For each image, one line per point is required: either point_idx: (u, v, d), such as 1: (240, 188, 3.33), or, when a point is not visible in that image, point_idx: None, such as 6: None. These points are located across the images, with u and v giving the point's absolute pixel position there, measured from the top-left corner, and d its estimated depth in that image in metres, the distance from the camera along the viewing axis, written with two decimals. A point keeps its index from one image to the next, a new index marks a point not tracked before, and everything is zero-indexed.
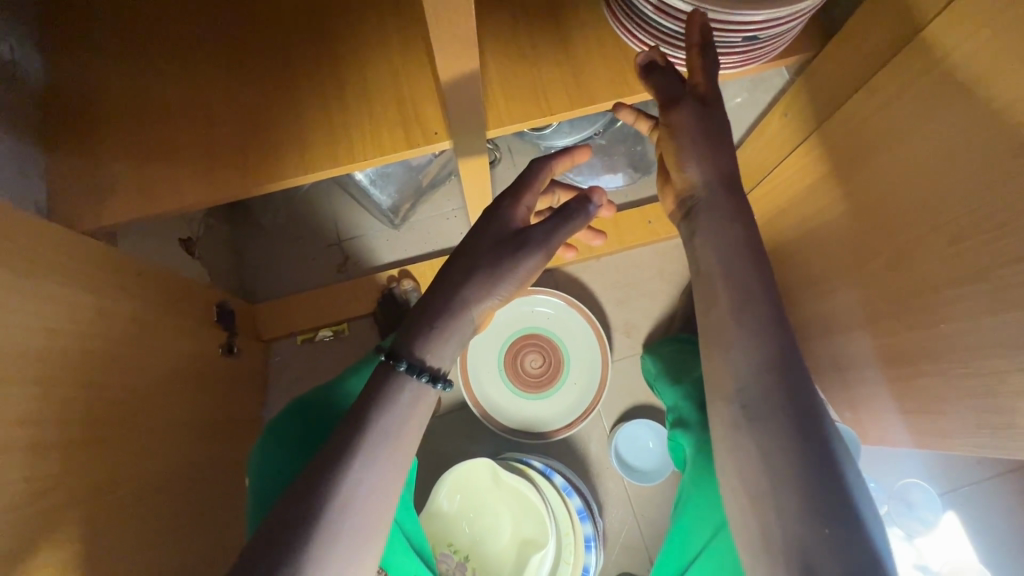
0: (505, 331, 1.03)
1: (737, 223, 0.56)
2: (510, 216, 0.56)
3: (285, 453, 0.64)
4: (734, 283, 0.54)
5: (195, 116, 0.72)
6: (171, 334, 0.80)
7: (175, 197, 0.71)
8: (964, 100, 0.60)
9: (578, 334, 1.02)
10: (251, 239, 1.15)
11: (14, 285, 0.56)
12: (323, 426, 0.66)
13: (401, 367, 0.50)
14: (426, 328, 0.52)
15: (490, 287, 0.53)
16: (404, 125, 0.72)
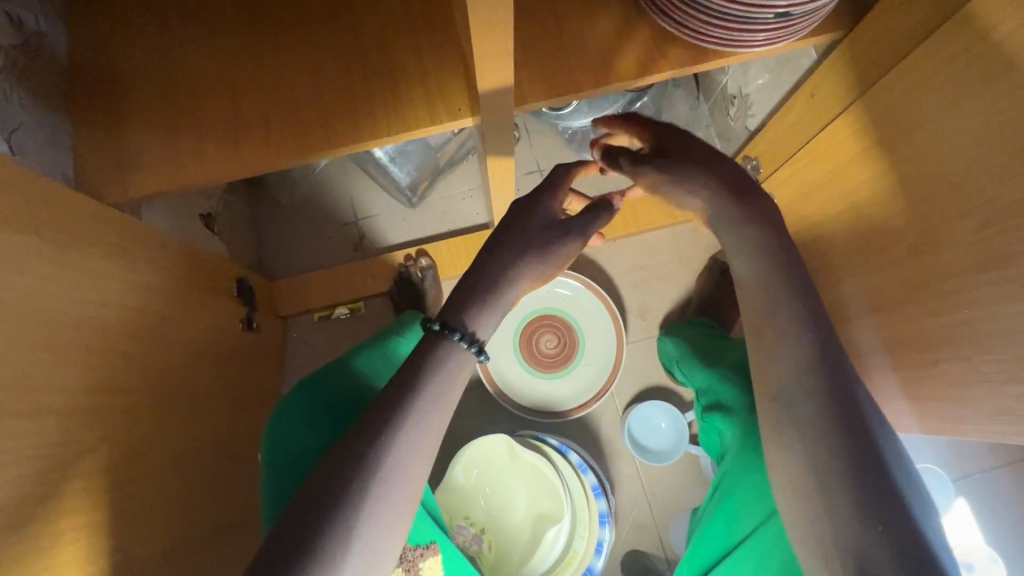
0: (520, 312, 1.04)
1: (767, 228, 0.59)
2: (550, 208, 0.60)
3: (297, 426, 0.65)
4: (771, 287, 0.57)
5: (218, 87, 0.72)
6: (193, 308, 0.82)
7: (199, 171, 0.71)
8: (999, 81, 0.58)
9: (595, 316, 1.02)
10: (270, 216, 1.16)
11: (43, 258, 0.57)
12: (334, 400, 0.67)
13: (455, 337, 0.52)
14: (451, 307, 0.53)
15: (531, 269, 0.56)
16: (427, 101, 0.72)
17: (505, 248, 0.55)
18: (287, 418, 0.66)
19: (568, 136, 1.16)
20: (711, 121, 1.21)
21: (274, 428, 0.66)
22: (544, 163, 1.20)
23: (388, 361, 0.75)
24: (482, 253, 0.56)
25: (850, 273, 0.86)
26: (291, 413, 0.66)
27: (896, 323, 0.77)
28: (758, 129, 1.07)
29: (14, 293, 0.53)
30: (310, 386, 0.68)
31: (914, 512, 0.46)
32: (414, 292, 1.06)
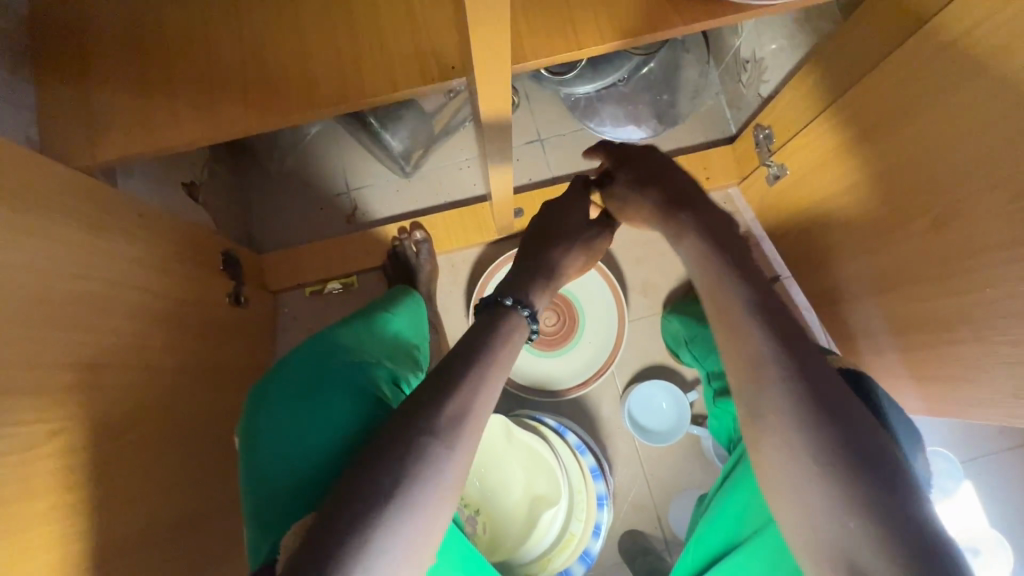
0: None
1: (705, 237, 0.60)
2: (580, 212, 0.69)
3: (279, 401, 0.62)
4: (716, 289, 0.56)
5: (192, 40, 0.67)
6: (175, 280, 0.78)
7: (173, 134, 0.66)
8: None
9: (596, 295, 0.99)
10: (257, 184, 1.11)
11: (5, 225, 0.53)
12: (317, 368, 0.63)
13: (524, 313, 0.56)
14: (513, 287, 0.59)
15: (563, 262, 0.65)
16: (418, 58, 0.66)
17: (547, 246, 0.65)
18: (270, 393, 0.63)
19: (571, 103, 1.10)
20: (723, 88, 1.14)
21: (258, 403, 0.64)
22: (544, 132, 1.15)
23: (378, 335, 0.70)
24: (528, 251, 0.65)
25: (867, 248, 0.82)
26: (275, 388, 0.64)
27: (926, 297, 0.74)
28: (771, 96, 0.99)
29: None
30: (295, 361, 0.65)
31: (903, 507, 0.40)
32: (409, 266, 1.02)
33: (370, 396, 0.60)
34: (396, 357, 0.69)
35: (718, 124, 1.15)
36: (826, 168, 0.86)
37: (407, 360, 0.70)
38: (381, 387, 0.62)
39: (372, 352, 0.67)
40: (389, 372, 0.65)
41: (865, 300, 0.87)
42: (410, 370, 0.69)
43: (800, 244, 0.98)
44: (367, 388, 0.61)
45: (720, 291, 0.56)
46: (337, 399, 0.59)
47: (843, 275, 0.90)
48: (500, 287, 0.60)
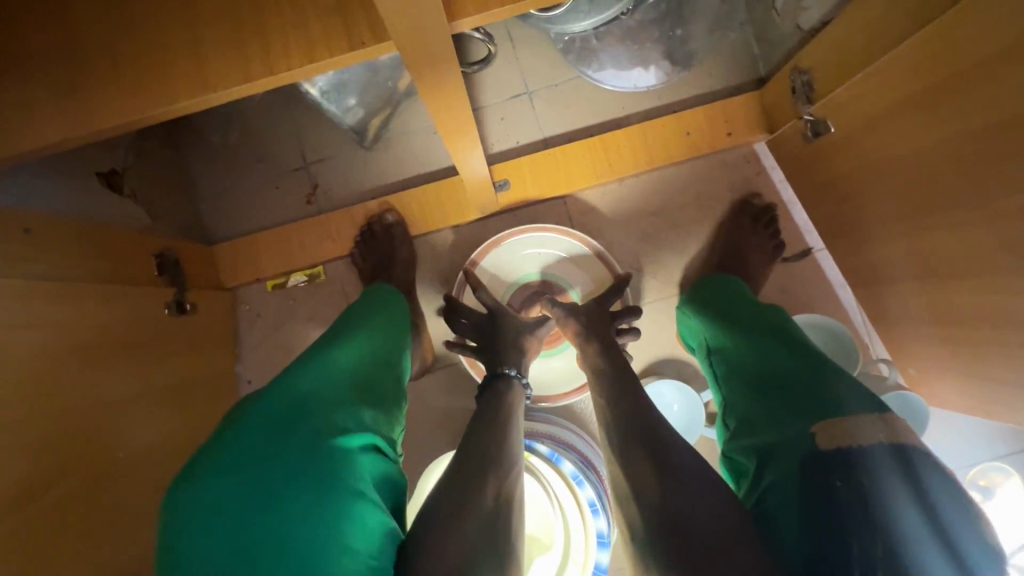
0: (507, 279, 0.88)
1: (591, 343, 0.69)
2: (531, 326, 0.75)
3: (221, 472, 0.44)
4: (609, 396, 0.61)
5: (47, 9, 0.53)
6: (90, 300, 0.66)
7: (32, 129, 0.53)
8: None
9: (596, 277, 0.87)
10: (199, 164, 0.95)
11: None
12: (284, 431, 0.47)
13: (511, 372, 0.66)
14: (501, 364, 0.68)
15: (526, 347, 0.72)
16: (340, 14, 0.50)
17: (523, 337, 0.73)
18: (202, 489, 0.43)
19: (564, 44, 0.89)
20: (750, 16, 0.93)
21: (182, 493, 0.44)
22: (533, 83, 0.95)
23: (348, 385, 0.55)
24: (499, 349, 0.70)
25: (922, 229, 0.67)
26: (200, 484, 0.44)
27: (998, 296, 0.59)
28: (810, 31, 0.80)
29: None
30: (233, 436, 0.47)
31: None
32: (381, 254, 0.87)
33: (354, 485, 0.45)
34: (377, 406, 0.56)
35: (742, 62, 0.94)
36: (879, 126, 0.68)
37: (384, 412, 0.57)
38: (365, 469, 0.48)
39: (344, 413, 0.52)
40: (371, 441, 0.51)
41: (918, 287, 0.72)
42: (388, 427, 0.56)
43: (841, 215, 0.81)
44: (351, 475, 0.45)
45: (610, 401, 0.60)
46: (306, 495, 0.43)
47: (884, 260, 0.76)
48: (491, 363, 0.69)
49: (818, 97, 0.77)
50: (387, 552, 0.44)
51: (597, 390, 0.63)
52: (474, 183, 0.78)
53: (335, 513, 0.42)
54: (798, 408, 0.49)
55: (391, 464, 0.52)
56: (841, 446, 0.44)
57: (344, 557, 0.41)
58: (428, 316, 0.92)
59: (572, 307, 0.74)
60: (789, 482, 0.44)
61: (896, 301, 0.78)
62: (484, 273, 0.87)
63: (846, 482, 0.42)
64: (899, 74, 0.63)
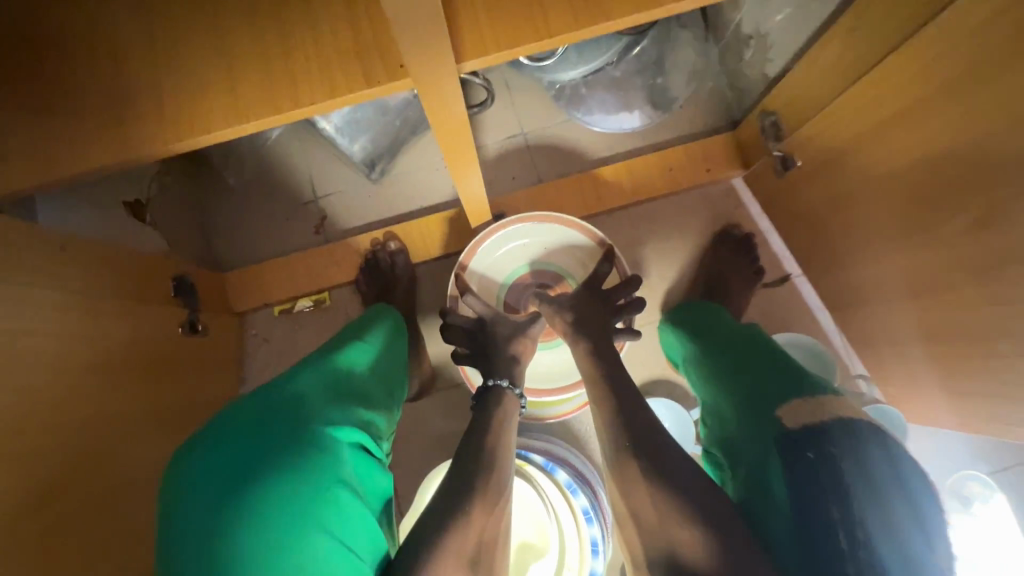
0: (504, 273, 0.89)
1: (581, 342, 0.71)
2: (524, 330, 0.78)
3: (211, 453, 0.48)
4: (599, 396, 0.63)
5: (96, 54, 0.59)
6: (112, 317, 0.70)
7: (84, 158, 0.60)
8: None
9: (583, 257, 0.88)
10: (216, 198, 1.02)
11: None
12: (275, 419, 0.51)
13: (504, 382, 0.70)
14: (495, 374, 0.71)
15: (520, 353, 0.75)
16: (361, 58, 0.57)
17: (515, 342, 0.76)
18: (194, 469, 0.47)
19: (556, 91, 0.99)
20: (723, 68, 1.03)
21: (179, 471, 0.47)
22: (527, 125, 1.04)
23: (338, 384, 0.59)
24: (495, 358, 0.73)
25: (883, 251, 0.73)
26: (188, 470, 0.47)
27: (957, 310, 0.65)
28: (774, 80, 0.89)
29: None
30: (223, 425, 0.50)
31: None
32: (384, 280, 0.92)
33: (333, 474, 0.48)
34: (366, 406, 0.60)
35: (717, 107, 1.03)
36: (840, 160, 0.75)
37: (372, 413, 0.60)
38: (347, 459, 0.51)
39: (332, 409, 0.55)
40: (358, 437, 0.54)
41: (886, 307, 0.78)
42: (374, 427, 0.59)
43: (813, 242, 0.88)
44: (334, 464, 0.49)
45: (606, 404, 0.62)
46: (288, 477, 0.46)
47: (854, 283, 0.82)
48: (485, 370, 0.72)
49: (785, 136, 0.86)
50: (363, 542, 0.47)
51: (591, 394, 0.65)
52: (474, 201, 0.80)
53: (325, 501, 0.46)
54: (771, 398, 0.55)
55: (375, 461, 0.55)
56: (813, 424, 0.50)
57: (322, 539, 0.44)
58: (427, 338, 0.96)
59: (562, 305, 0.76)
60: (769, 466, 0.50)
61: (867, 320, 0.83)
62: (475, 275, 0.87)
63: (818, 455, 0.48)
64: (854, 115, 0.71)
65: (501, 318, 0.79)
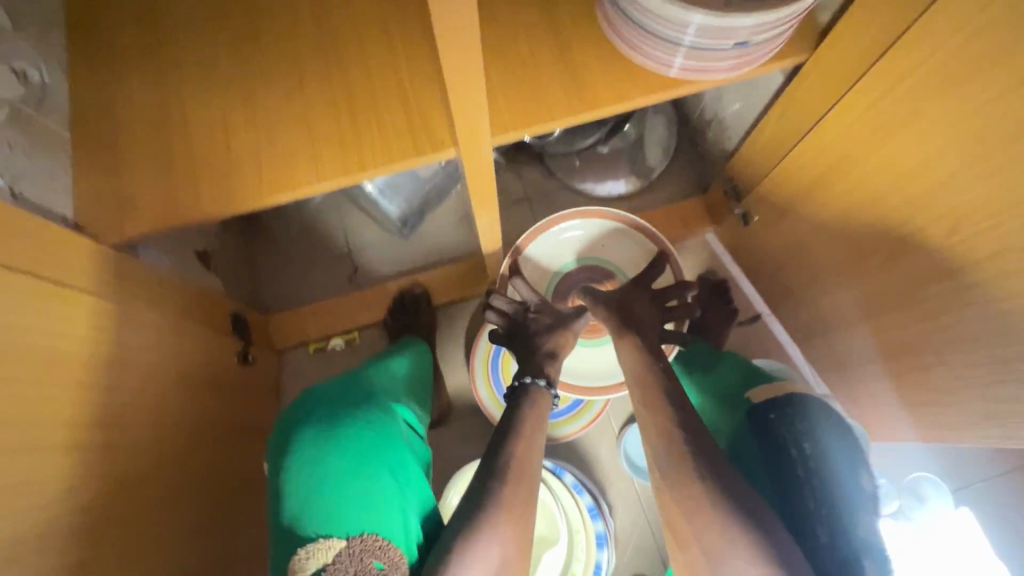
0: (557, 263, 1.03)
1: (626, 337, 0.76)
2: (569, 323, 0.83)
3: (313, 412, 0.69)
4: (642, 382, 0.69)
5: (203, 129, 0.74)
6: (190, 344, 0.82)
7: (191, 209, 0.73)
8: (932, 103, 0.60)
9: (629, 254, 1.02)
10: (264, 251, 1.18)
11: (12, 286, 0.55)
12: (354, 394, 0.73)
13: (540, 381, 0.75)
14: (532, 369, 0.76)
15: (561, 344, 0.81)
16: (413, 134, 0.73)
17: (556, 335, 0.81)
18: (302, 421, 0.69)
19: (555, 164, 1.20)
20: (693, 145, 1.24)
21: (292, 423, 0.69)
22: (531, 191, 1.23)
23: (395, 380, 0.80)
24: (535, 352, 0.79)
25: (827, 285, 0.89)
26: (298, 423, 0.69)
27: (886, 331, 0.79)
28: (732, 154, 1.09)
29: (24, 334, 0.55)
30: (320, 395, 0.73)
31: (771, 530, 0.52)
32: (409, 319, 1.06)
33: (391, 432, 0.68)
34: (413, 398, 0.80)
35: (690, 176, 1.24)
36: (788, 214, 0.93)
37: (418, 405, 0.80)
38: (401, 426, 0.71)
39: (390, 394, 0.76)
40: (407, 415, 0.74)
41: (836, 335, 0.92)
42: (420, 415, 0.78)
43: (775, 283, 1.04)
44: (392, 427, 0.69)
45: (654, 405, 0.65)
46: (363, 428, 0.67)
47: (809, 316, 0.97)
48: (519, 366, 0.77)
49: (744, 197, 1.05)
50: (410, 482, 0.65)
51: (637, 394, 0.68)
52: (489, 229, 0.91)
53: (382, 468, 0.63)
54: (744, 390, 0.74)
55: (419, 436, 0.74)
56: (773, 399, 0.68)
57: (382, 472, 0.63)
58: (445, 371, 1.09)
59: (607, 299, 0.82)
60: (746, 433, 0.69)
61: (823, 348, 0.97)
62: (535, 262, 1.02)
63: (775, 416, 0.66)
64: (793, 178, 0.89)
65: (545, 308, 0.86)
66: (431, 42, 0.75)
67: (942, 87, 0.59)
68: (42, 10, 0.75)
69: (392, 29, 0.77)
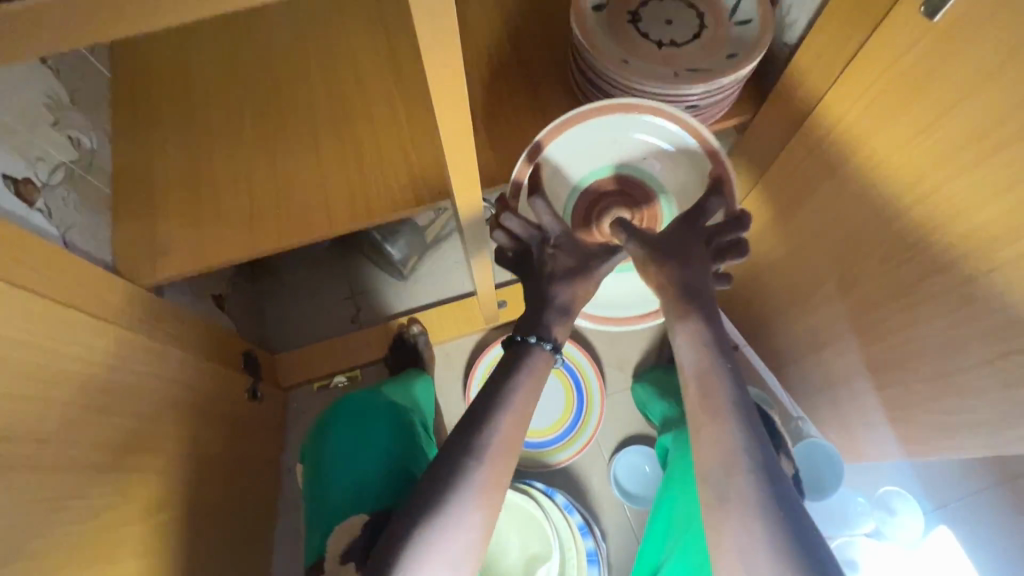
0: (583, 167, 0.80)
1: (693, 319, 0.67)
2: (598, 266, 0.74)
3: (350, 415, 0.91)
4: (703, 377, 0.64)
5: (229, 185, 0.85)
6: (207, 376, 0.89)
7: (219, 253, 0.82)
8: (855, 151, 0.71)
9: (680, 179, 0.80)
10: (272, 296, 1.26)
11: (70, 322, 0.64)
12: (374, 403, 0.92)
13: (547, 346, 0.70)
14: (546, 319, 0.72)
15: (579, 290, 0.74)
16: (414, 186, 0.84)
17: (574, 282, 0.73)
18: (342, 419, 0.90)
19: None
20: None
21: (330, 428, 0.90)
22: None
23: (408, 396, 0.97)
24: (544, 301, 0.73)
25: (790, 314, 0.97)
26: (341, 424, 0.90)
27: (844, 352, 0.87)
28: None
29: (69, 359, 0.63)
30: (349, 406, 0.91)
31: (814, 537, 0.51)
32: (408, 356, 1.13)
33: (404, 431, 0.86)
34: (423, 413, 0.96)
35: None
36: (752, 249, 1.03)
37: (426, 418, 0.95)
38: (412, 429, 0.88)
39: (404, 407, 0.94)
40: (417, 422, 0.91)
41: (804, 360, 0.99)
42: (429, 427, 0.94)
43: (748, 315, 1.12)
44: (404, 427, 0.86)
45: (711, 404, 0.62)
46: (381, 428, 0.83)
47: (778, 343, 1.04)
48: (526, 320, 0.72)
49: None
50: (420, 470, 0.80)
51: (696, 392, 0.63)
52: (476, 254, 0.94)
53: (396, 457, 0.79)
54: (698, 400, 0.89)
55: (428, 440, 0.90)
56: None
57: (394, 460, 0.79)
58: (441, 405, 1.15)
59: (654, 241, 0.70)
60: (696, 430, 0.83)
61: (795, 373, 1.04)
62: (559, 163, 0.79)
63: None
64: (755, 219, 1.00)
65: (562, 244, 0.75)
66: (428, 107, 0.87)
67: (862, 138, 0.70)
68: (96, 87, 0.87)
69: (395, 95, 0.88)
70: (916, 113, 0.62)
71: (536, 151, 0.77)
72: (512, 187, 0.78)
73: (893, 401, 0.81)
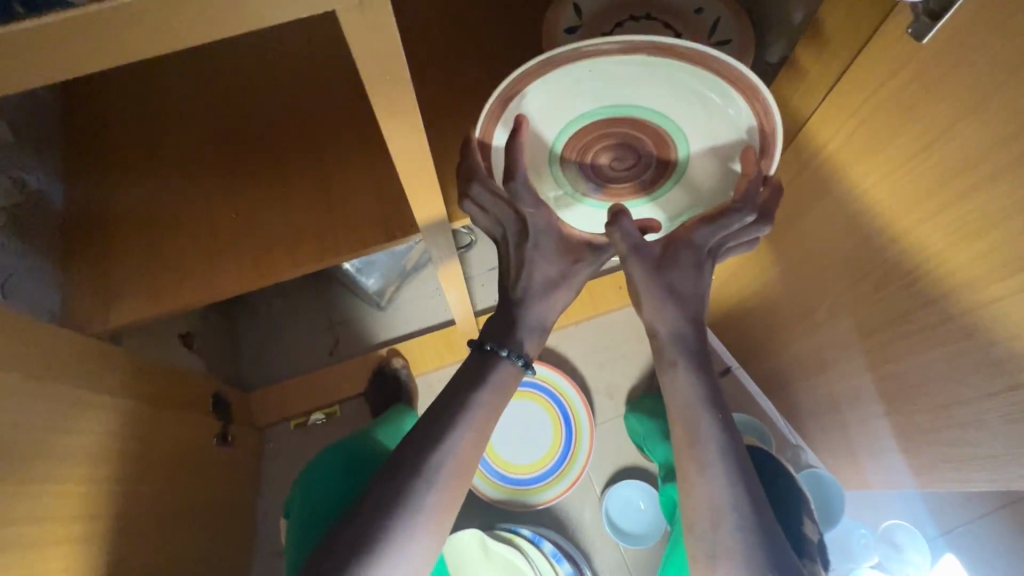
0: (573, 109, 0.63)
1: (679, 354, 0.61)
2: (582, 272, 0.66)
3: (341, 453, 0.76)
4: (687, 419, 0.59)
5: (186, 221, 0.80)
6: (170, 426, 0.83)
7: (176, 294, 0.77)
8: (846, 174, 0.68)
9: (699, 124, 0.63)
10: (246, 329, 1.21)
11: (15, 383, 0.59)
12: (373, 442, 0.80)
13: (518, 362, 0.64)
14: (513, 327, 0.66)
15: (555, 304, 0.67)
16: (384, 219, 0.80)
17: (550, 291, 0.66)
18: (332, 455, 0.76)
19: None
20: None
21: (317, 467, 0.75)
22: None
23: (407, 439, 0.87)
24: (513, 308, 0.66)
25: (784, 337, 0.93)
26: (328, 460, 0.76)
27: (841, 379, 0.83)
28: None
29: (14, 422, 0.58)
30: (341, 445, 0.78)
31: None
32: (388, 391, 1.08)
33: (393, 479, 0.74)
34: None
35: None
36: (743, 270, 0.99)
37: None
38: None
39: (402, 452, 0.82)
40: None
41: (800, 385, 0.95)
42: None
43: (740, 337, 1.08)
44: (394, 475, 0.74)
45: (697, 451, 0.57)
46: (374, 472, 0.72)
47: (773, 366, 1.00)
48: (492, 330, 0.66)
49: None
50: None
51: (682, 438, 0.58)
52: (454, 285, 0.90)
53: None
54: None
55: None
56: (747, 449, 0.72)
57: None
58: None
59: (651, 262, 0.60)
60: None
61: (791, 397, 1.00)
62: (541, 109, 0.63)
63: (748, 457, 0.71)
64: None
65: (537, 235, 0.64)
66: None
67: (852, 161, 0.66)
68: (44, 123, 0.83)
69: (363, 123, 0.84)
70: (906, 137, 0.58)
71: (507, 104, 0.61)
72: (482, 147, 0.64)
73: (893, 431, 0.77)
